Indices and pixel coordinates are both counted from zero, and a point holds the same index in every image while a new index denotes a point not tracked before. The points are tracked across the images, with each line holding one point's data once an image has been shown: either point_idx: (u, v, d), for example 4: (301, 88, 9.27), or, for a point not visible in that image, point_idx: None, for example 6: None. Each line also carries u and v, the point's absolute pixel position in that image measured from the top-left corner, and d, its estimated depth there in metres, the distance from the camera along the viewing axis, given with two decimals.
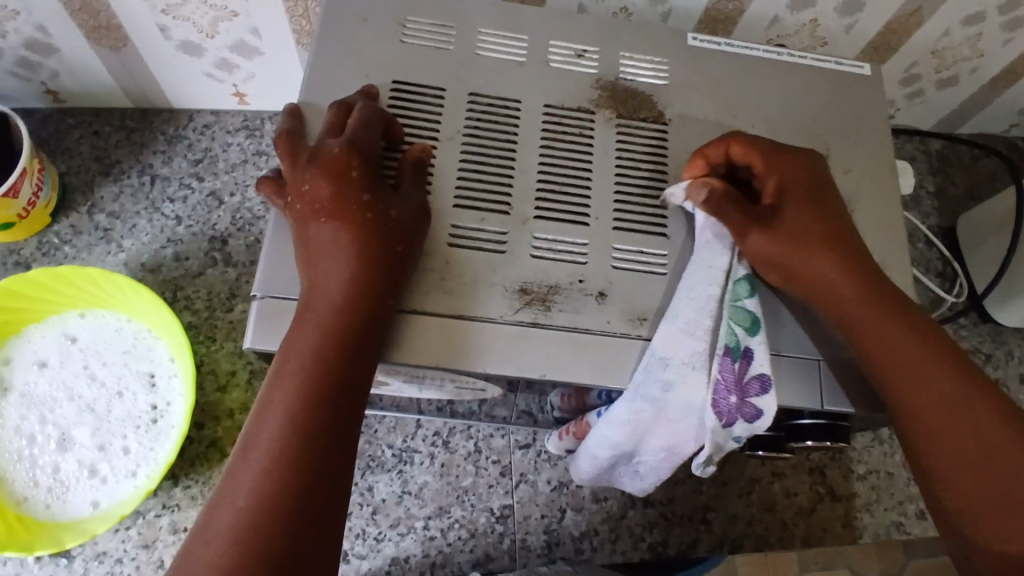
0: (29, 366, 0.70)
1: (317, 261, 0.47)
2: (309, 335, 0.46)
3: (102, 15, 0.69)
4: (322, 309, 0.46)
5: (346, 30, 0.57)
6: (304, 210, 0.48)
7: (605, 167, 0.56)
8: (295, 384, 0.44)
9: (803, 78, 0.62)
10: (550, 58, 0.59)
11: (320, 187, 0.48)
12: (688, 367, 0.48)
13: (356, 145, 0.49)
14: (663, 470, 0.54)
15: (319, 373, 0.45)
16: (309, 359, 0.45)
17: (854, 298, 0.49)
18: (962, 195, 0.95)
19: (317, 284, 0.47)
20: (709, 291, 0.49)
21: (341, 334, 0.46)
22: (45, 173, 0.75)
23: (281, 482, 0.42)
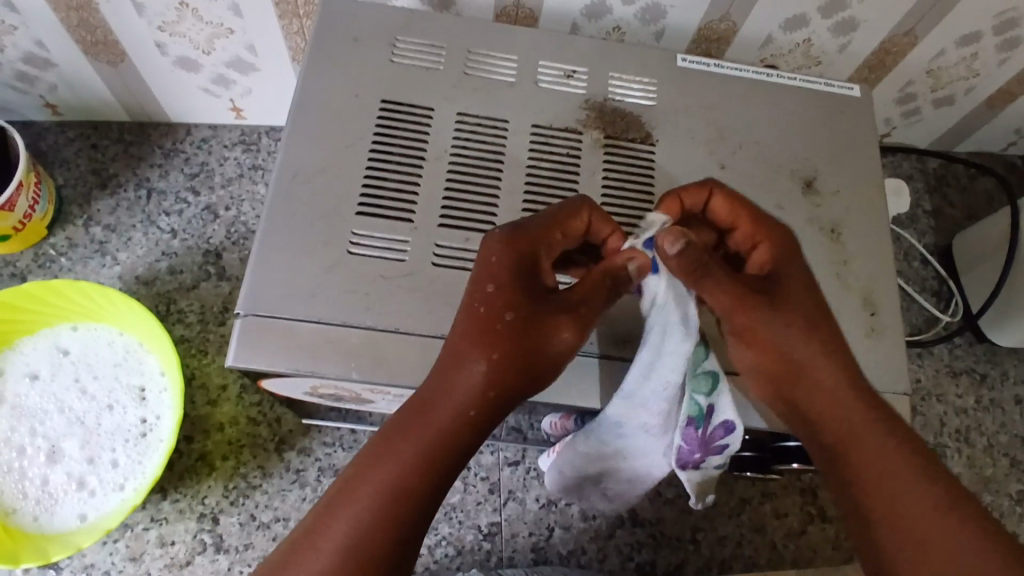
0: (21, 378, 0.71)
1: (474, 342, 0.44)
2: (419, 443, 0.43)
3: (99, 31, 0.70)
4: (485, 391, 0.43)
5: (337, 50, 0.57)
6: (483, 294, 0.45)
7: (591, 188, 0.56)
8: (413, 467, 0.42)
9: (792, 100, 0.62)
10: (540, 78, 0.59)
11: (494, 269, 0.45)
12: (647, 432, 0.49)
13: (513, 233, 0.46)
14: (628, 489, 0.57)
15: (439, 454, 0.43)
16: (445, 440, 0.43)
17: (813, 364, 0.48)
18: (959, 214, 0.95)
19: (513, 372, 0.44)
20: (667, 378, 0.46)
21: (444, 418, 0.43)
22: (41, 187, 0.76)
23: (356, 556, 0.40)
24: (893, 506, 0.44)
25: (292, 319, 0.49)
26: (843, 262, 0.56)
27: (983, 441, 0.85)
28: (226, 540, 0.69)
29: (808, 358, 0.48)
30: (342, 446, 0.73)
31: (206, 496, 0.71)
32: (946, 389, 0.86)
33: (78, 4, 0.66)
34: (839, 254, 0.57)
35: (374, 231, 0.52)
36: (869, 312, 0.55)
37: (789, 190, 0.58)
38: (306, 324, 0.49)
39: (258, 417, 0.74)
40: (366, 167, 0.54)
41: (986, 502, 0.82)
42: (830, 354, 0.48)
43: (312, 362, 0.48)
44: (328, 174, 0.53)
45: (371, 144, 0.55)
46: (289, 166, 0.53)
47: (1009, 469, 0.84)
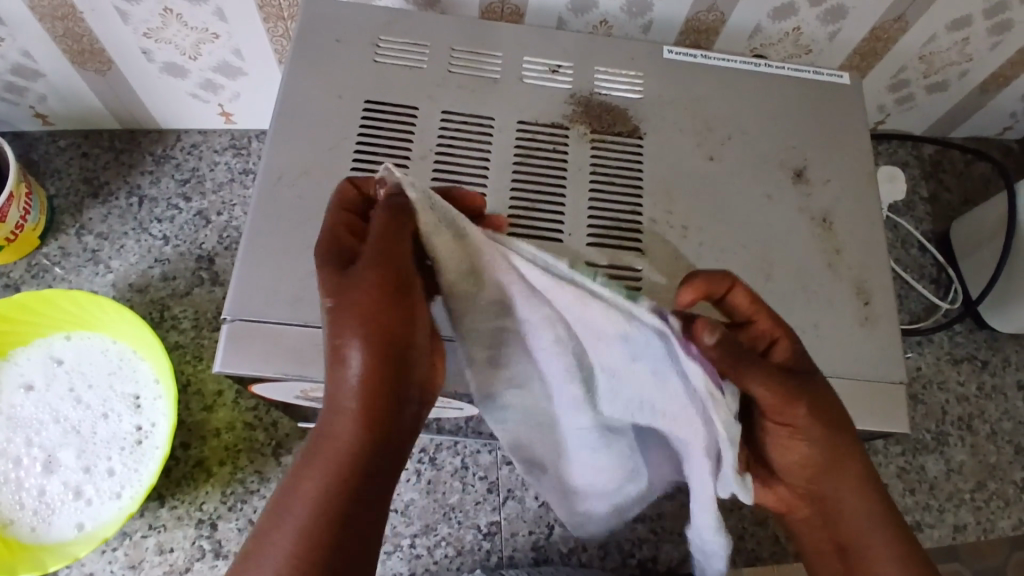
0: (16, 389, 0.71)
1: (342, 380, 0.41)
2: (318, 456, 0.41)
3: (85, 40, 0.70)
4: (364, 413, 0.40)
5: (320, 52, 0.57)
6: (340, 324, 0.41)
7: (579, 183, 0.55)
8: (319, 498, 0.40)
9: (780, 89, 0.61)
10: (525, 75, 0.58)
11: (352, 299, 0.41)
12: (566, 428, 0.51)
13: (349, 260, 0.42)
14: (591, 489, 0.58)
15: (343, 476, 0.40)
16: (343, 470, 0.40)
17: (817, 429, 0.45)
18: (956, 200, 0.94)
19: (391, 384, 0.41)
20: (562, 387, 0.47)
21: (342, 446, 0.40)
22: (32, 197, 0.76)
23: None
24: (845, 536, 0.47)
25: (279, 323, 0.49)
26: (835, 251, 0.56)
27: (986, 429, 0.84)
28: (225, 546, 0.69)
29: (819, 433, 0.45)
30: None
31: (204, 502, 0.71)
32: (947, 376, 0.86)
33: (62, 14, 0.66)
34: (831, 243, 0.56)
35: None
36: (863, 300, 0.55)
37: (779, 180, 0.58)
38: (292, 327, 0.49)
39: (254, 422, 0.74)
40: (352, 169, 0.54)
41: (991, 490, 0.81)
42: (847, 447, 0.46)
43: (299, 366, 0.48)
44: (312, 176, 0.53)
45: (356, 145, 0.54)
46: (273, 170, 0.53)
47: (1013, 455, 0.83)
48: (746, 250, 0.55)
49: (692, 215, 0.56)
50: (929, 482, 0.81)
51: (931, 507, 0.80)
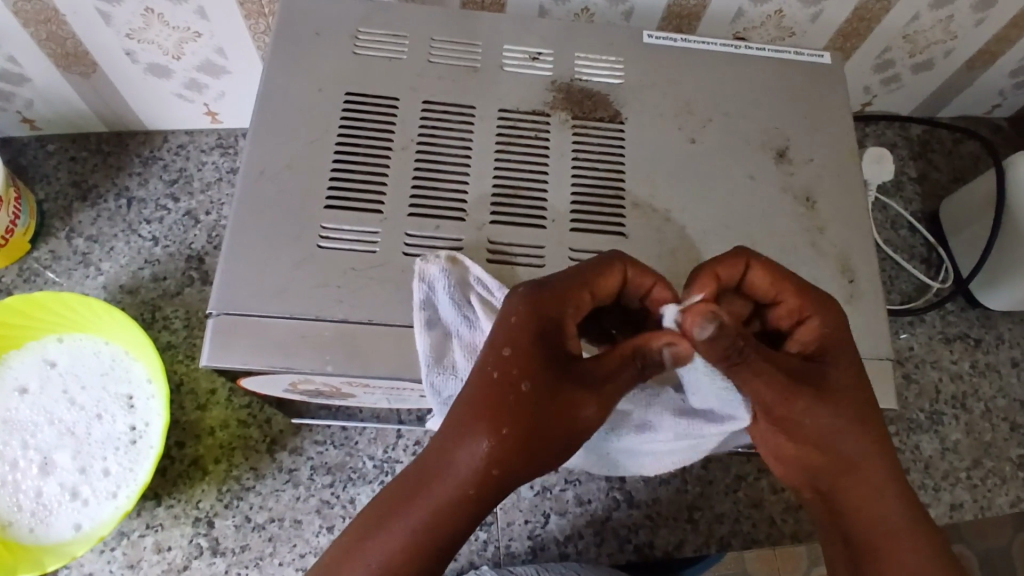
0: (11, 393, 0.71)
1: (466, 422, 0.41)
2: (429, 472, 0.42)
3: (69, 43, 0.70)
4: (483, 463, 0.40)
5: (300, 46, 0.57)
6: (480, 363, 0.42)
7: (561, 169, 0.55)
8: (422, 523, 0.42)
9: (761, 70, 0.61)
10: (505, 63, 0.58)
11: (506, 344, 0.41)
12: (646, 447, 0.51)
13: (541, 292, 0.43)
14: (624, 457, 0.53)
15: (445, 506, 0.41)
16: (446, 503, 0.41)
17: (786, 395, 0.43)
18: (945, 179, 0.94)
19: (528, 431, 0.40)
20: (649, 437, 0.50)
21: (448, 482, 0.41)
22: (22, 202, 0.76)
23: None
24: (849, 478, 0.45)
25: (264, 316, 0.49)
26: (819, 230, 0.56)
27: (981, 406, 0.84)
28: (223, 543, 0.70)
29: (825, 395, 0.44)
30: (332, 443, 0.73)
31: (200, 500, 0.71)
32: (940, 355, 0.86)
33: (45, 18, 0.66)
34: (815, 222, 0.56)
35: (343, 224, 0.52)
36: (847, 278, 0.55)
37: (761, 161, 0.58)
38: (277, 319, 0.49)
39: (248, 419, 0.74)
40: (334, 161, 0.54)
41: (987, 468, 0.81)
42: (841, 410, 0.44)
43: (286, 358, 0.48)
44: (294, 169, 0.53)
45: (337, 138, 0.54)
46: (255, 164, 0.53)
47: (1008, 433, 0.83)
48: (731, 231, 0.55)
49: (675, 198, 0.56)
50: (923, 461, 0.81)
51: (928, 486, 0.80)
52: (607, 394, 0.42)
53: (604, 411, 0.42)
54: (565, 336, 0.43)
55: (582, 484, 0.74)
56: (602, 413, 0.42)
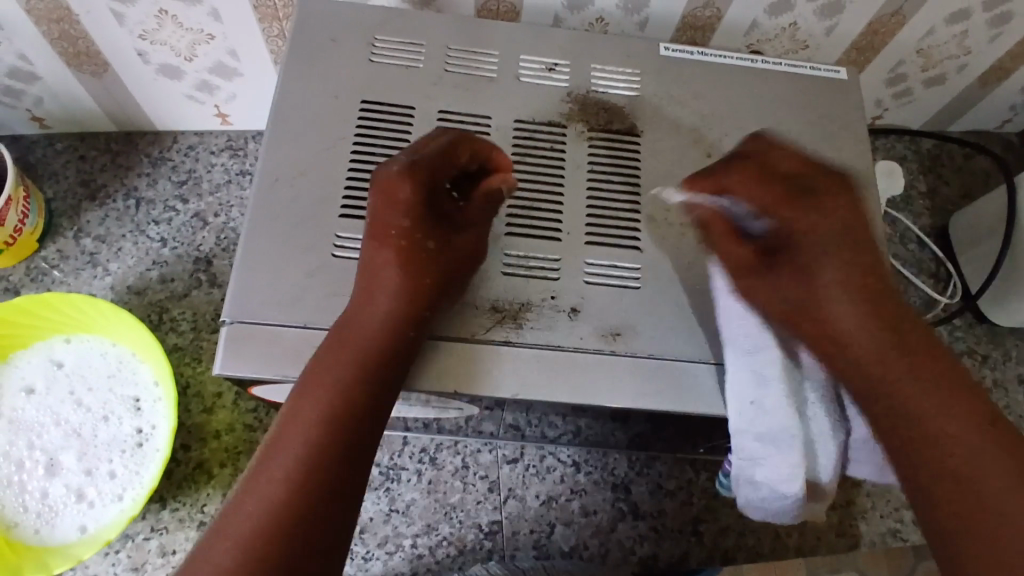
0: (17, 393, 0.71)
1: (348, 347, 0.46)
2: (339, 349, 0.46)
3: (81, 42, 0.70)
4: (394, 322, 0.47)
5: (316, 52, 0.57)
6: (380, 235, 0.49)
7: (577, 181, 0.55)
8: (333, 399, 0.44)
9: (778, 85, 0.61)
10: (521, 73, 0.58)
11: (381, 278, 0.48)
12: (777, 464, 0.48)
13: (417, 167, 0.49)
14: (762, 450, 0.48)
15: (338, 418, 0.44)
16: (357, 376, 0.45)
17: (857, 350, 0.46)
18: (954, 194, 0.94)
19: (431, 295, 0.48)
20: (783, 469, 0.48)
21: (332, 399, 0.44)
22: (30, 201, 0.76)
23: (269, 532, 0.39)
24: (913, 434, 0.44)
25: (277, 324, 0.49)
26: None
27: None
28: None
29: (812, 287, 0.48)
30: None
31: (205, 504, 0.71)
32: None
33: (58, 17, 0.66)
34: None
35: (358, 233, 0.52)
36: None
37: None
38: (290, 329, 0.49)
39: (254, 423, 0.74)
40: (349, 169, 0.53)
41: None
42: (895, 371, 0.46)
43: (298, 368, 0.48)
44: (309, 176, 0.53)
45: (353, 145, 0.54)
46: (270, 172, 0.53)
47: None
48: None
49: None
50: None
51: None
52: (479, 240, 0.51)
53: (479, 251, 0.51)
54: (439, 179, 0.50)
55: (588, 494, 0.74)
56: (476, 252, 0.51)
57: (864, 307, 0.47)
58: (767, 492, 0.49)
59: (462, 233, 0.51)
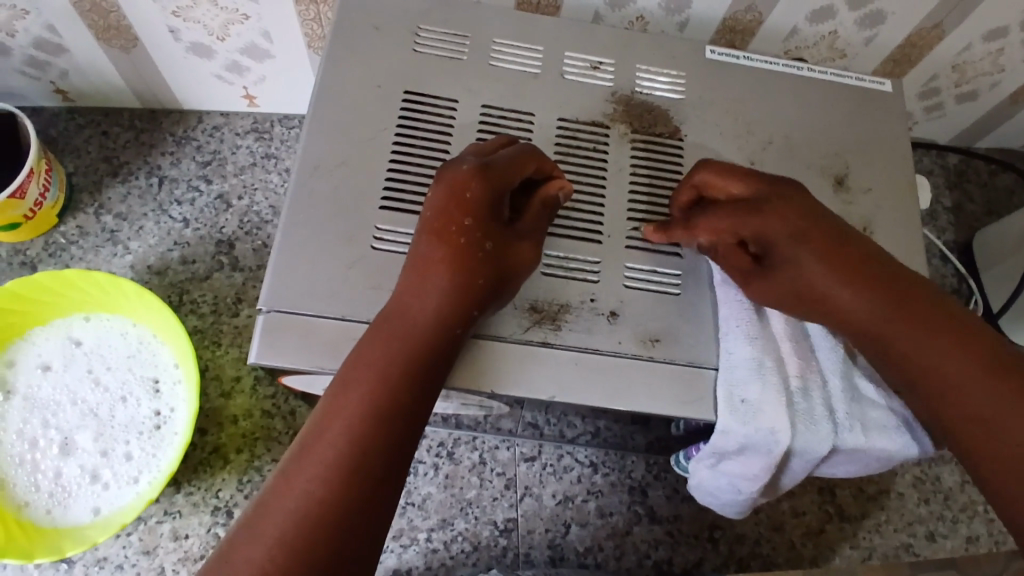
0: (33, 369, 0.70)
1: (396, 340, 0.45)
2: (388, 345, 0.45)
3: (112, 16, 0.68)
4: (446, 323, 0.46)
5: (358, 39, 0.56)
6: (439, 230, 0.47)
7: (619, 183, 0.55)
8: (379, 393, 0.43)
9: (822, 94, 0.60)
10: (565, 70, 0.57)
11: (436, 273, 0.47)
12: (753, 464, 0.48)
13: (488, 168, 0.48)
14: (748, 452, 0.48)
15: (381, 416, 0.43)
16: (404, 370, 0.45)
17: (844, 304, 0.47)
18: (979, 210, 0.94)
19: (485, 301, 0.47)
20: (754, 469, 0.48)
21: (377, 397, 0.43)
22: (52, 174, 0.75)
23: (312, 530, 0.39)
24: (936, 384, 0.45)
25: (315, 315, 0.48)
26: None
27: None
28: None
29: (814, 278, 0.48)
30: None
31: (220, 489, 0.70)
32: None
33: None
34: None
35: (398, 227, 0.51)
36: None
37: (819, 187, 0.57)
38: (328, 321, 0.48)
39: (272, 410, 0.73)
40: (390, 161, 0.53)
41: None
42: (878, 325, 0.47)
43: (335, 360, 0.47)
44: (348, 166, 0.52)
45: (395, 137, 0.53)
46: (310, 159, 0.52)
47: None
48: None
49: None
50: (944, 492, 0.78)
51: (946, 518, 0.77)
52: (535, 250, 0.50)
53: (535, 260, 0.50)
54: (503, 187, 0.49)
55: (604, 495, 0.74)
56: (531, 260, 0.50)
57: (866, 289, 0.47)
58: (723, 485, 0.51)
59: (523, 238, 0.49)
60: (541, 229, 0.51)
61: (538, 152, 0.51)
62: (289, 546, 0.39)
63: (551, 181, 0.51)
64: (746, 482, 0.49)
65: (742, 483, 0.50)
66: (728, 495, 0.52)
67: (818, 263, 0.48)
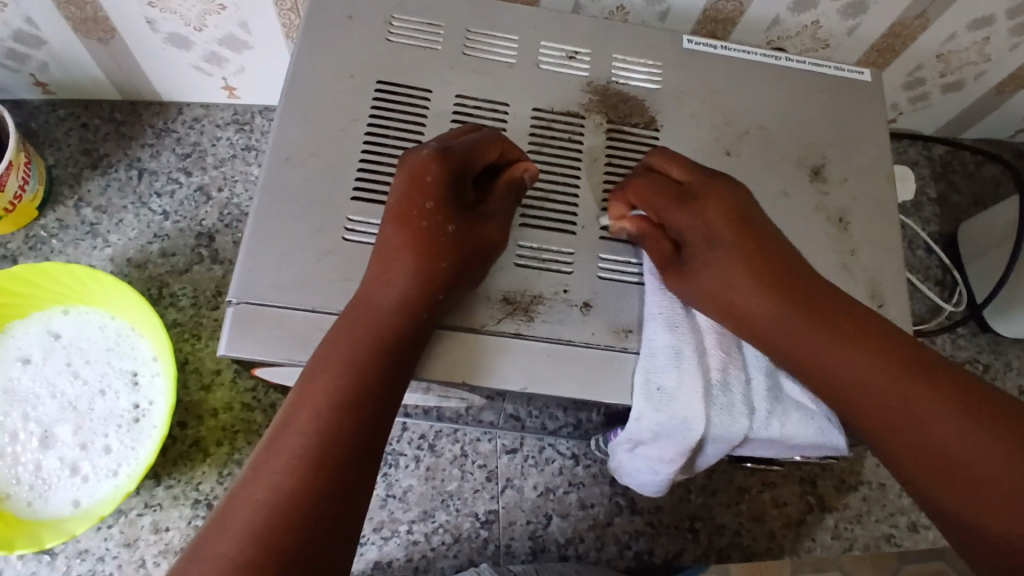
0: (12, 362, 0.70)
1: (362, 327, 0.45)
2: (352, 332, 0.45)
3: (88, 7, 0.67)
4: (412, 307, 0.46)
5: (331, 29, 0.55)
6: (402, 216, 0.48)
7: (593, 174, 0.54)
8: (344, 379, 0.43)
9: (801, 84, 0.60)
10: (542, 60, 0.57)
11: (400, 261, 0.47)
12: (667, 450, 0.48)
13: (448, 152, 0.48)
14: (666, 442, 0.48)
15: (348, 401, 0.43)
16: (369, 355, 0.45)
17: (792, 327, 0.47)
18: (964, 202, 0.94)
19: (452, 283, 0.47)
20: (668, 454, 0.49)
21: (341, 384, 0.43)
22: (31, 167, 0.74)
23: (281, 520, 0.39)
24: (901, 418, 0.44)
25: (284, 307, 0.48)
26: (851, 252, 0.55)
27: None
28: None
29: (748, 303, 0.48)
30: None
31: (201, 482, 0.70)
32: None
33: None
34: (847, 244, 0.55)
35: (370, 218, 0.51)
36: (876, 303, 0.54)
37: (797, 178, 0.57)
38: (299, 312, 0.48)
39: (253, 403, 0.73)
40: (363, 152, 0.52)
41: None
42: (826, 349, 0.46)
43: (305, 352, 0.47)
44: (321, 157, 0.52)
45: (368, 127, 0.53)
46: (282, 149, 0.52)
47: None
48: None
49: None
50: None
51: None
52: (504, 231, 0.50)
53: (504, 241, 0.50)
54: (463, 176, 0.49)
55: (585, 487, 0.74)
56: (499, 241, 0.49)
57: (807, 315, 0.47)
58: (642, 466, 0.51)
59: (488, 220, 0.49)
60: (510, 213, 0.51)
61: (499, 135, 0.51)
62: (258, 535, 0.38)
63: (516, 163, 0.51)
64: (662, 468, 0.50)
65: (659, 467, 0.50)
66: (645, 479, 0.53)
67: (750, 286, 0.48)
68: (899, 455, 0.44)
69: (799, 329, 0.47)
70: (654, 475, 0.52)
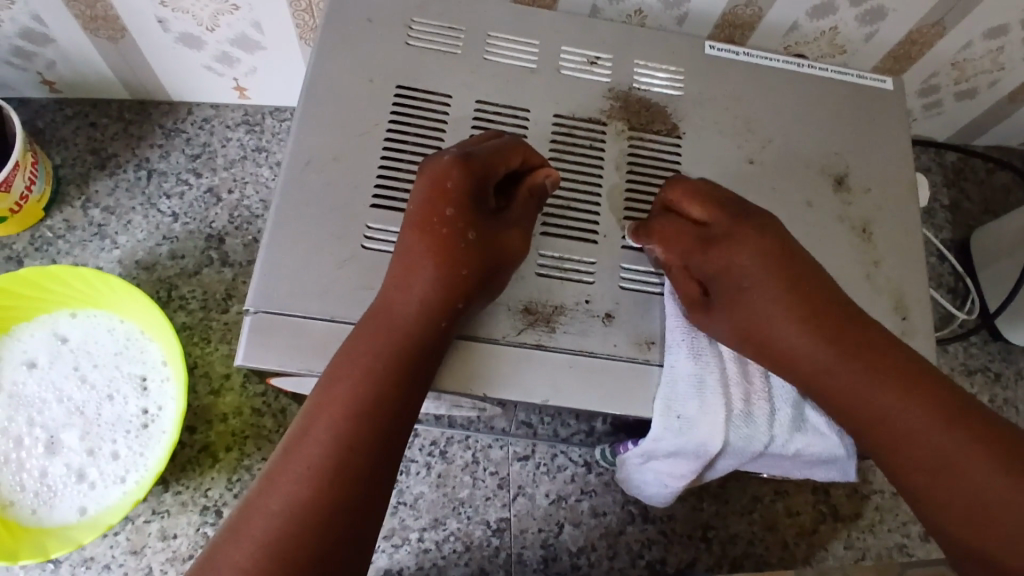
0: (18, 366, 0.69)
1: (381, 336, 0.45)
2: (372, 341, 0.45)
3: (98, 6, 0.67)
4: (432, 315, 0.46)
5: (350, 32, 0.55)
6: (423, 223, 0.47)
7: (614, 182, 0.54)
8: (364, 390, 0.43)
9: (823, 92, 0.59)
10: (562, 65, 0.56)
11: (420, 267, 0.46)
12: (680, 466, 0.49)
13: (469, 158, 0.47)
14: (679, 459, 0.48)
15: (367, 412, 0.42)
16: (388, 365, 0.44)
17: (815, 357, 0.47)
18: (976, 209, 0.93)
19: (473, 291, 0.47)
20: (680, 469, 0.49)
21: (361, 393, 0.43)
22: (38, 167, 0.73)
23: (300, 532, 0.38)
24: (920, 455, 0.45)
25: (302, 316, 0.47)
26: (875, 263, 0.55)
27: None
28: None
29: (770, 329, 0.48)
30: None
31: (209, 488, 0.69)
32: None
33: None
34: (870, 254, 0.55)
35: (390, 226, 0.50)
36: (900, 315, 0.53)
37: (819, 187, 0.56)
38: (317, 322, 0.47)
39: (262, 408, 0.72)
40: (383, 158, 0.52)
41: None
42: (849, 382, 0.46)
43: (324, 362, 0.46)
44: (340, 163, 0.51)
45: (387, 132, 0.52)
46: (301, 154, 0.51)
47: None
48: None
49: None
50: None
51: None
52: (525, 239, 0.49)
53: (526, 249, 0.49)
54: (484, 183, 0.48)
55: (597, 495, 0.73)
56: (520, 248, 0.49)
57: (825, 343, 0.47)
58: (649, 477, 0.52)
59: (509, 227, 0.49)
60: (531, 220, 0.50)
61: (520, 141, 0.50)
62: (275, 548, 0.38)
63: (537, 169, 0.50)
64: (671, 480, 0.51)
65: (667, 480, 0.51)
66: (651, 489, 0.54)
67: (775, 313, 0.48)
68: (915, 489, 0.45)
69: (821, 359, 0.47)
70: (661, 486, 0.53)
